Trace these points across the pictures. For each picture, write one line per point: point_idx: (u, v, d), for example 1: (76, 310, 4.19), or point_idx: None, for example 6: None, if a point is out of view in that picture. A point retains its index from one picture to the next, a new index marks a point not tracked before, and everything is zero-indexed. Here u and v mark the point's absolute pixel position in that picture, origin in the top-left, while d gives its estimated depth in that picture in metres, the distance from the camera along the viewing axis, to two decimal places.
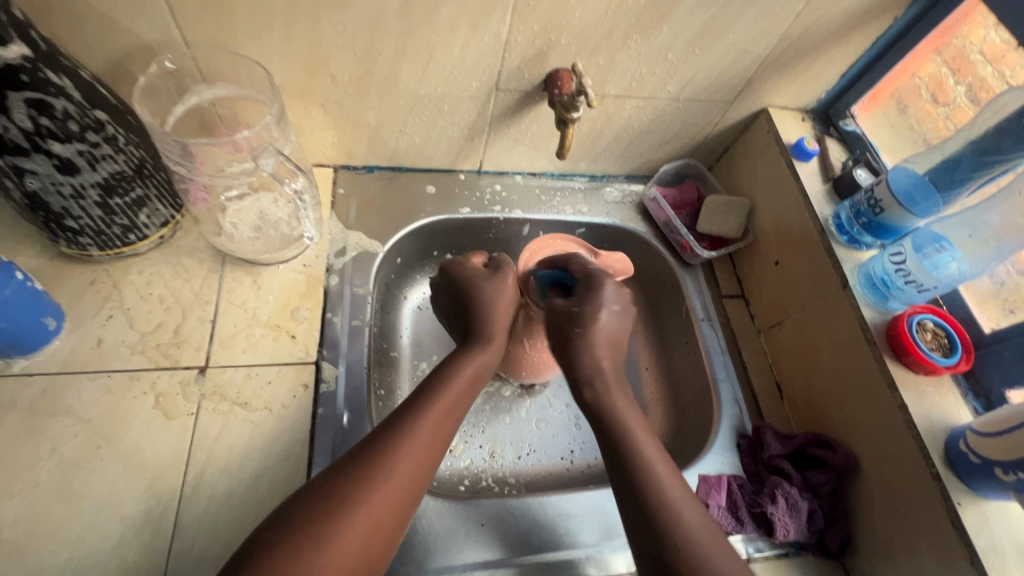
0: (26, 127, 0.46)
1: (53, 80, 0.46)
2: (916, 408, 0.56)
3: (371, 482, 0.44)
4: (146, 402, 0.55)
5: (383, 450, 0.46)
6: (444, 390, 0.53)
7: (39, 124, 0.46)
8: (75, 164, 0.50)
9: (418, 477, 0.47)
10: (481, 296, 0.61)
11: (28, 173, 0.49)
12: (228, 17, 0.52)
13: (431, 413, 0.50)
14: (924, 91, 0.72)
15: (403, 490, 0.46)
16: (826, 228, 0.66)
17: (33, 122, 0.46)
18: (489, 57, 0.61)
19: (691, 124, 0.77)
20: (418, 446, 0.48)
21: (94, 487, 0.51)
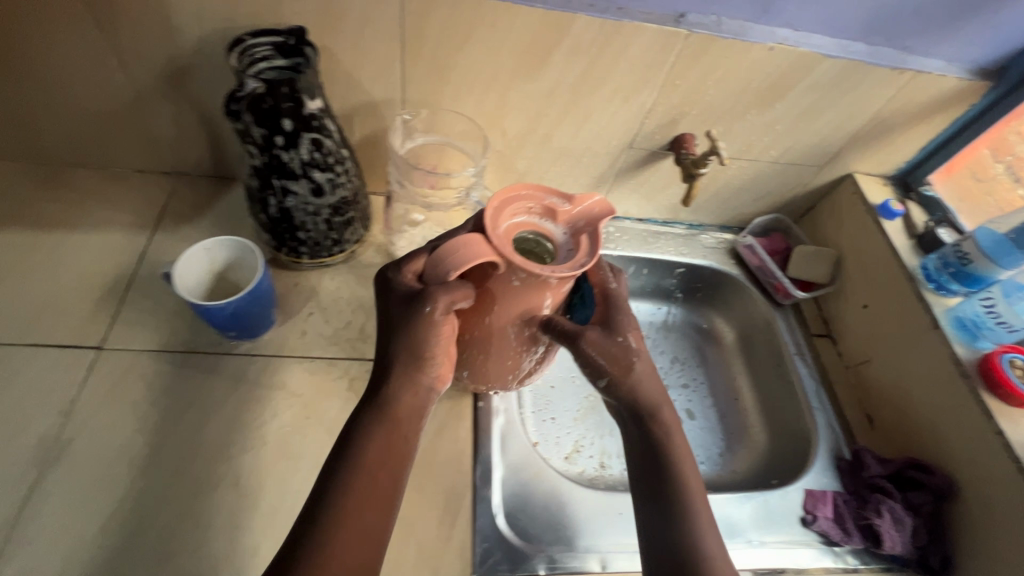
0: (305, 158, 0.60)
1: (330, 126, 0.60)
2: (1011, 435, 0.63)
3: (341, 495, 0.48)
4: (342, 385, 0.66)
5: (336, 501, 0.47)
6: (376, 426, 0.51)
7: (313, 157, 0.60)
8: (323, 187, 0.63)
9: (375, 508, 0.48)
10: (409, 333, 0.52)
11: (291, 192, 0.62)
12: (444, 85, 0.68)
13: (364, 443, 0.50)
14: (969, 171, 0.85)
15: (373, 526, 0.47)
16: (915, 276, 0.76)
17: (311, 154, 0.60)
18: (633, 121, 0.75)
19: (784, 184, 0.89)
20: (361, 496, 0.48)
21: (307, 450, 0.61)
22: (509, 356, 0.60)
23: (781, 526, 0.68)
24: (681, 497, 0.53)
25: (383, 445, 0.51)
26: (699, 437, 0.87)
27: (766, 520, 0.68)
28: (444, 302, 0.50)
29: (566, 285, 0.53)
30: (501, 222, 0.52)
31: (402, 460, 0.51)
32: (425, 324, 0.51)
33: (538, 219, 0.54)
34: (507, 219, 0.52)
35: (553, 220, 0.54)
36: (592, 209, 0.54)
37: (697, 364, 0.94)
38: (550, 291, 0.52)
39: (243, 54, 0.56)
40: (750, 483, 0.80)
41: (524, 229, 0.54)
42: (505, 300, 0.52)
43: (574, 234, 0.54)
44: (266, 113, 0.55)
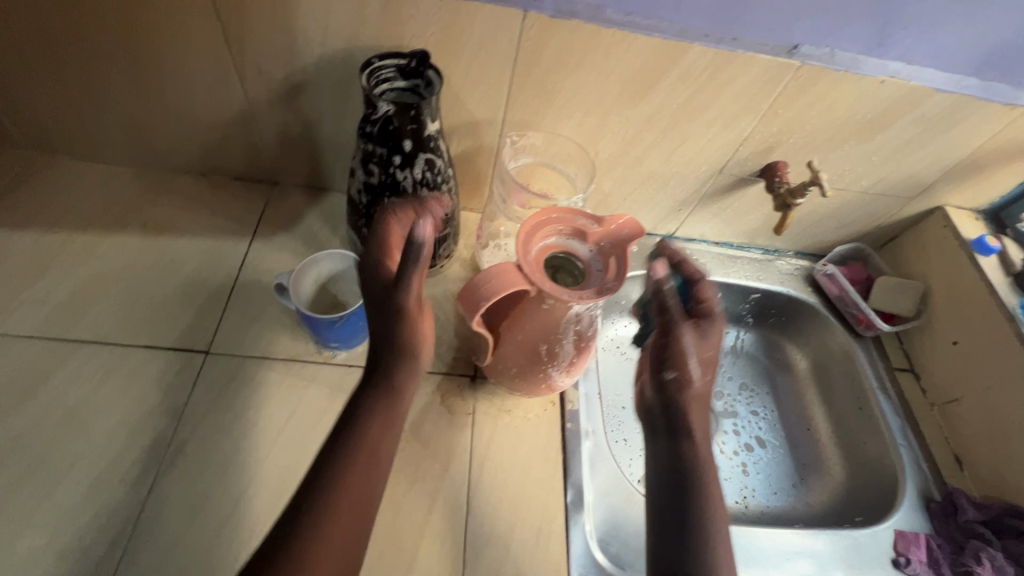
0: (418, 178, 0.61)
1: (443, 147, 0.62)
2: None
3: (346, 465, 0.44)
4: (435, 399, 0.67)
5: (327, 487, 0.42)
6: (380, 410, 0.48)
7: (425, 177, 0.61)
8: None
9: (367, 494, 0.44)
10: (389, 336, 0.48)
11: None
12: (547, 107, 0.68)
13: (371, 425, 0.47)
14: None
15: (360, 511, 0.43)
16: (1016, 316, 0.74)
17: (423, 174, 0.61)
18: (727, 148, 0.74)
19: (869, 213, 0.88)
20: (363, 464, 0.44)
21: (405, 463, 0.63)
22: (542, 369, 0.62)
23: (872, 566, 0.66)
24: (701, 496, 0.46)
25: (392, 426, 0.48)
26: (769, 465, 0.86)
27: (857, 558, 0.67)
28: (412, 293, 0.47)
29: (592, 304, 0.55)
30: (533, 244, 0.55)
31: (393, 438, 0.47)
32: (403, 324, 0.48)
33: (566, 239, 0.57)
34: (539, 242, 0.56)
35: (583, 241, 0.57)
36: (622, 230, 0.56)
37: (765, 391, 0.93)
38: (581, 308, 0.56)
39: (371, 78, 0.57)
40: (829, 520, 0.78)
41: (555, 250, 0.56)
42: (537, 323, 0.57)
43: (603, 254, 0.56)
44: (390, 135, 0.57)
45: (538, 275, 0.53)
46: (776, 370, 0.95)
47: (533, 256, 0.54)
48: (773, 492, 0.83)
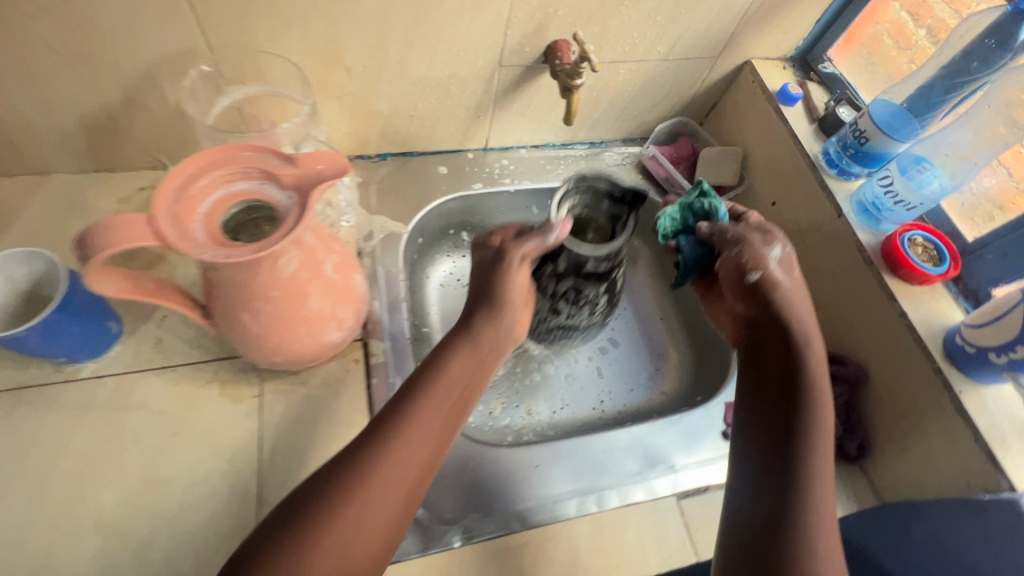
0: (561, 291, 0.59)
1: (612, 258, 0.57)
2: (915, 314, 0.61)
3: (398, 425, 0.45)
4: (213, 390, 0.59)
5: (342, 489, 0.42)
6: (446, 364, 0.50)
7: (548, 290, 0.60)
8: (553, 302, 0.61)
9: (412, 465, 0.44)
10: (487, 279, 0.56)
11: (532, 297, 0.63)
12: (250, 20, 0.56)
13: (422, 396, 0.48)
14: (887, 38, 0.79)
15: (415, 467, 0.44)
16: (817, 164, 0.71)
17: (565, 291, 0.59)
18: (492, 35, 0.65)
19: (681, 82, 0.80)
20: (424, 425, 0.46)
21: (180, 470, 0.55)
22: (266, 341, 0.51)
23: (701, 444, 0.66)
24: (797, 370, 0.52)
25: (458, 376, 0.50)
26: (623, 362, 0.85)
27: (687, 440, 0.66)
28: (521, 253, 0.55)
29: (292, 258, 0.45)
30: (215, 191, 0.43)
31: (473, 389, 0.51)
32: (508, 277, 0.55)
33: (262, 180, 0.44)
34: (224, 188, 0.43)
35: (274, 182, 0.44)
36: (322, 170, 0.44)
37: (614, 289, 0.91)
38: (268, 262, 0.44)
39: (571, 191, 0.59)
40: (677, 402, 0.80)
41: (237, 194, 0.43)
42: (221, 291, 0.45)
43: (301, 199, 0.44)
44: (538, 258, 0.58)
45: (196, 228, 0.41)
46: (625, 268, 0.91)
47: (207, 212, 0.42)
48: (630, 390, 0.82)
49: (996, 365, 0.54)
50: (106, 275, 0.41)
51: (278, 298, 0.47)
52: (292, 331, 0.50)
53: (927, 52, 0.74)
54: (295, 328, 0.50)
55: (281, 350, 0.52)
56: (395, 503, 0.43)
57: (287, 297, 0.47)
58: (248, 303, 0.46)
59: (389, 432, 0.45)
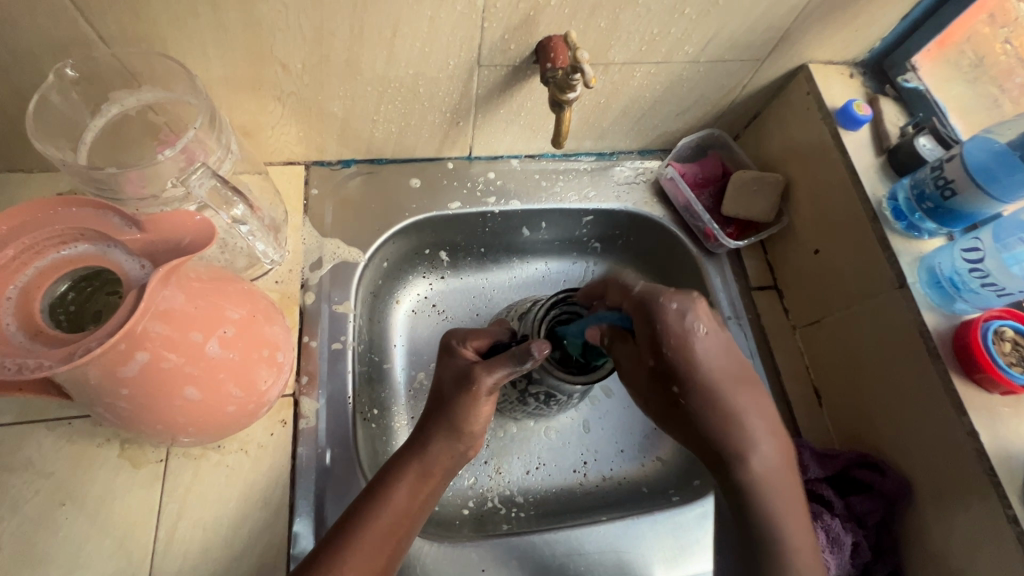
0: (531, 391, 0.59)
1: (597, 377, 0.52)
2: (988, 435, 0.46)
3: (341, 557, 0.40)
4: (110, 451, 0.51)
5: None
6: (392, 485, 0.44)
7: (519, 388, 0.59)
8: (521, 396, 0.60)
9: None
10: (444, 400, 0.47)
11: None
12: (140, 4, 0.43)
13: (369, 520, 0.42)
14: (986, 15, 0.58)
15: None
16: (879, 213, 0.55)
17: (537, 392, 0.58)
18: (465, 28, 0.50)
19: (715, 88, 0.64)
20: (371, 547, 0.41)
21: (60, 550, 0.47)
22: (145, 427, 0.40)
23: (691, 553, 0.54)
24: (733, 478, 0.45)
25: (404, 508, 0.44)
26: (616, 418, 0.72)
27: (674, 547, 0.54)
28: (491, 382, 0.45)
29: (140, 352, 0.35)
30: (38, 258, 0.32)
31: (424, 510, 0.45)
32: (471, 409, 0.46)
33: (106, 244, 0.33)
34: (55, 253, 0.33)
35: (119, 245, 0.33)
36: (182, 236, 0.33)
37: None
38: (102, 362, 0.33)
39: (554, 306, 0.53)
40: (670, 480, 0.67)
41: (68, 265, 0.33)
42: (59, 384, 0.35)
43: (153, 269, 0.33)
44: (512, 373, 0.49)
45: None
46: None
47: (23, 289, 0.31)
48: (620, 452, 0.70)
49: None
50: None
51: (136, 398, 0.37)
52: (178, 418, 0.40)
53: None
54: (181, 415, 0.40)
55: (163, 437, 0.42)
56: None
57: (146, 391, 0.36)
58: (97, 401, 0.36)
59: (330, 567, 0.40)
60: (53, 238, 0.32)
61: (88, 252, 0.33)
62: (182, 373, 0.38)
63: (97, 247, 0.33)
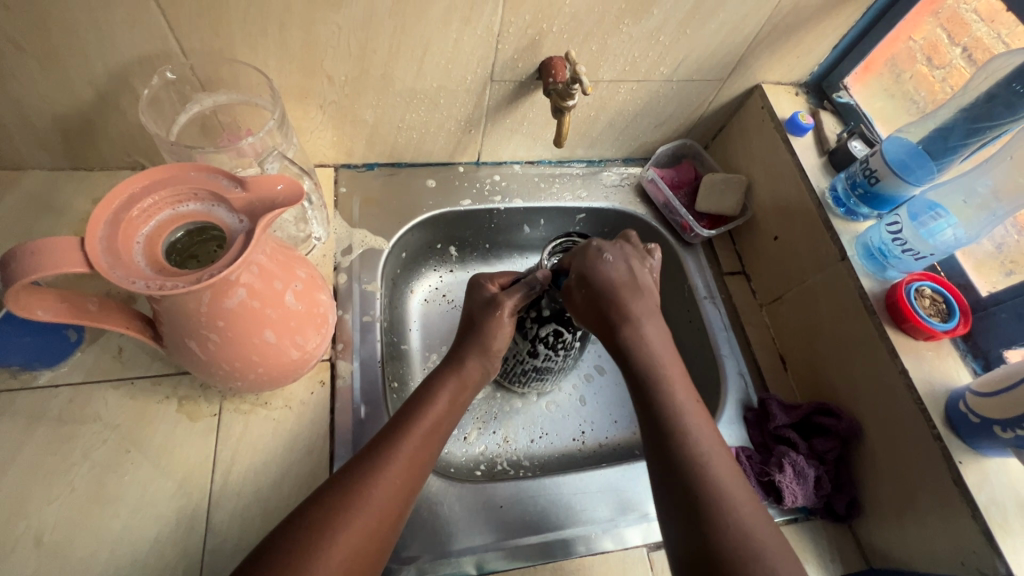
0: (541, 334, 0.64)
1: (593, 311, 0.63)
2: (916, 372, 0.57)
3: (388, 458, 0.48)
4: (169, 406, 0.57)
5: (330, 518, 0.44)
6: (436, 393, 0.54)
7: (530, 334, 0.64)
8: (531, 343, 0.65)
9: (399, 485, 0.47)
10: (476, 323, 0.57)
11: (513, 341, 0.67)
12: (223, 24, 0.53)
13: (408, 425, 0.51)
14: (919, 54, 0.73)
15: (408, 480, 0.48)
16: (823, 202, 0.67)
17: (546, 333, 0.63)
18: (483, 48, 0.61)
19: (686, 103, 0.76)
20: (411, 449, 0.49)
21: (127, 491, 0.53)
22: (222, 366, 0.48)
23: None
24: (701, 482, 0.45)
25: (437, 417, 0.52)
26: (610, 393, 0.80)
27: None
28: (512, 304, 0.57)
29: (240, 288, 0.43)
30: (160, 213, 0.41)
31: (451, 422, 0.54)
32: (497, 327, 0.57)
33: (211, 204, 0.42)
34: (170, 210, 0.41)
35: (222, 205, 0.42)
36: (276, 195, 0.42)
37: None
38: (207, 295, 0.41)
39: (559, 244, 0.62)
40: None
41: (183, 220, 0.41)
42: (163, 319, 0.43)
43: (251, 221, 0.42)
44: (521, 309, 0.61)
45: (132, 254, 0.39)
46: None
47: (148, 236, 0.40)
48: (614, 422, 0.78)
49: (1000, 440, 0.50)
50: (44, 298, 0.40)
51: (224, 333, 0.44)
52: (251, 358, 0.48)
53: (962, 74, 0.69)
54: (255, 354, 0.47)
55: (233, 378, 0.50)
56: (393, 510, 0.47)
57: (236, 326, 0.44)
58: (193, 333, 0.43)
59: (379, 460, 0.48)
60: (173, 198, 0.41)
61: (197, 210, 0.42)
62: (264, 315, 0.46)
63: (204, 205, 0.42)
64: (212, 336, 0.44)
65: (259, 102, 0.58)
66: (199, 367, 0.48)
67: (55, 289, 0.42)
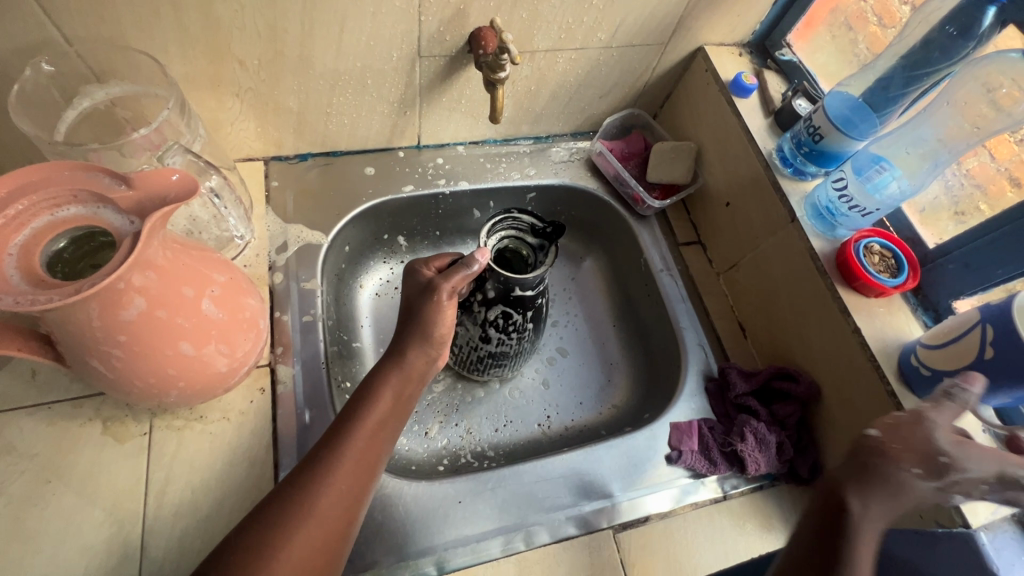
0: (490, 318, 0.61)
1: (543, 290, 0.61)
2: (869, 330, 0.56)
3: (328, 467, 0.45)
4: (93, 429, 0.53)
5: (266, 535, 0.41)
6: (378, 391, 0.51)
7: (479, 319, 0.62)
8: (482, 328, 0.63)
9: (343, 493, 0.44)
10: (414, 309, 0.54)
11: (463, 326, 0.65)
12: (107, 7, 0.48)
13: (348, 429, 0.47)
14: (873, 15, 0.70)
15: (352, 487, 0.45)
16: (770, 163, 0.65)
17: (495, 317, 0.61)
18: (405, 21, 0.57)
19: (629, 71, 0.73)
20: (354, 456, 0.46)
21: (50, 524, 0.49)
22: (135, 383, 0.44)
23: (645, 470, 0.61)
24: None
25: (381, 419, 0.49)
26: (573, 374, 0.78)
27: (630, 467, 0.61)
28: (450, 287, 0.54)
29: (137, 296, 0.39)
30: (34, 219, 0.36)
31: (399, 421, 0.51)
32: (438, 313, 0.54)
33: (96, 205, 0.38)
34: (48, 215, 0.37)
35: (109, 206, 0.38)
36: (166, 191, 0.38)
37: (570, 295, 0.83)
38: (96, 305, 0.37)
39: (500, 221, 0.58)
40: (627, 419, 0.73)
41: (64, 226, 0.37)
42: (55, 337, 0.39)
43: (143, 222, 0.38)
44: (464, 290, 0.58)
45: (2, 268, 0.34)
46: (577, 271, 0.84)
47: (21, 246, 0.36)
48: (579, 404, 0.75)
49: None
50: None
51: (127, 348, 0.40)
52: (165, 372, 0.44)
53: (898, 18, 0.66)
54: (168, 366, 0.44)
55: (153, 396, 0.46)
56: (338, 522, 0.44)
57: (142, 340, 0.40)
58: (92, 350, 0.40)
59: (318, 471, 0.44)
60: (47, 202, 0.37)
61: (78, 213, 0.38)
62: (175, 326, 0.42)
63: (87, 207, 0.38)
64: (113, 351, 0.40)
65: (160, 92, 0.53)
66: (111, 386, 0.44)
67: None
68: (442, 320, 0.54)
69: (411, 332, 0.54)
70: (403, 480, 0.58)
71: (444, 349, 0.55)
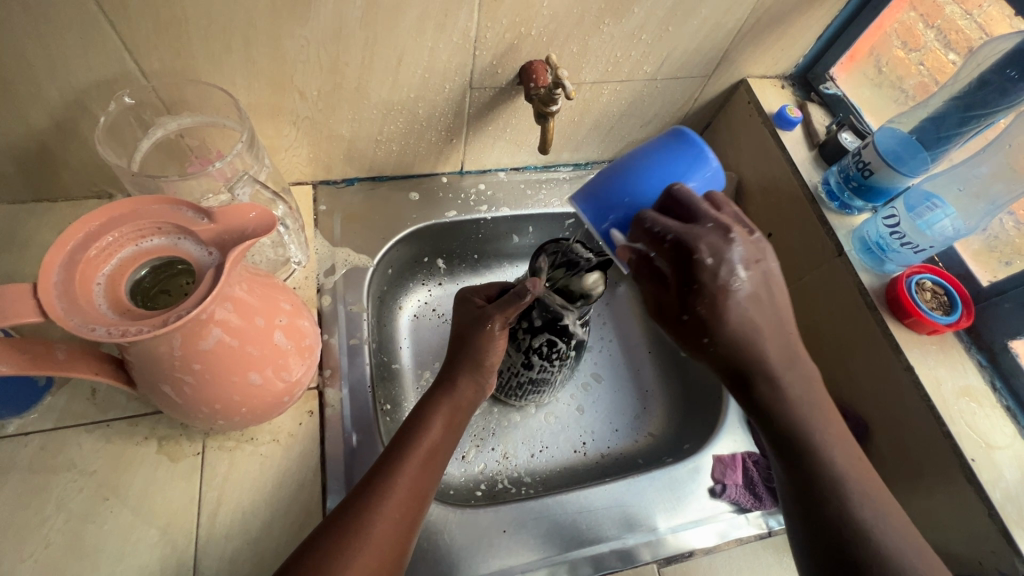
0: (535, 346, 0.62)
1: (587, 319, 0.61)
2: (922, 368, 0.55)
3: (383, 496, 0.45)
4: (148, 448, 0.54)
5: (326, 564, 0.41)
6: (430, 419, 0.51)
7: (524, 346, 0.62)
8: (526, 355, 0.63)
9: (398, 523, 0.45)
10: (465, 338, 0.55)
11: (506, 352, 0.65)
12: (185, 43, 0.50)
13: (402, 456, 0.48)
14: (895, 40, 0.72)
15: (406, 516, 0.46)
16: (816, 196, 0.65)
17: (540, 345, 0.62)
18: (461, 55, 0.59)
19: (672, 102, 0.74)
20: (407, 484, 0.47)
21: (106, 542, 0.50)
22: (199, 408, 0.45)
23: (688, 502, 0.61)
24: (828, 502, 0.44)
25: (433, 446, 0.50)
26: (609, 401, 0.78)
27: (673, 498, 0.61)
28: (502, 317, 0.55)
29: (215, 328, 0.40)
30: (120, 251, 0.38)
31: (449, 448, 0.51)
32: (490, 342, 0.55)
33: (177, 236, 0.39)
34: (133, 245, 0.38)
35: (189, 237, 0.39)
36: (245, 225, 0.39)
37: (607, 321, 0.83)
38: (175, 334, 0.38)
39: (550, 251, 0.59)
40: (665, 449, 0.72)
41: (148, 257, 0.39)
42: (132, 363, 0.40)
43: (221, 254, 0.39)
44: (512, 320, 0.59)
45: (92, 298, 0.36)
46: (612, 297, 0.85)
47: (109, 277, 0.37)
48: (615, 430, 0.75)
49: None
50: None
51: (197, 376, 0.41)
52: (229, 399, 0.45)
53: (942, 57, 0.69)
54: (233, 393, 0.44)
55: (215, 420, 0.47)
56: (393, 551, 0.44)
57: (214, 369, 0.42)
58: (164, 376, 0.41)
59: (375, 498, 0.45)
60: (132, 232, 0.38)
61: (160, 242, 0.39)
62: (246, 354, 0.43)
63: (169, 237, 0.39)
64: (185, 379, 0.41)
65: (227, 123, 0.55)
66: (175, 409, 0.45)
67: (15, 340, 0.39)
68: (494, 349, 0.55)
69: (462, 362, 0.54)
70: (445, 506, 0.58)
71: (493, 378, 0.56)
